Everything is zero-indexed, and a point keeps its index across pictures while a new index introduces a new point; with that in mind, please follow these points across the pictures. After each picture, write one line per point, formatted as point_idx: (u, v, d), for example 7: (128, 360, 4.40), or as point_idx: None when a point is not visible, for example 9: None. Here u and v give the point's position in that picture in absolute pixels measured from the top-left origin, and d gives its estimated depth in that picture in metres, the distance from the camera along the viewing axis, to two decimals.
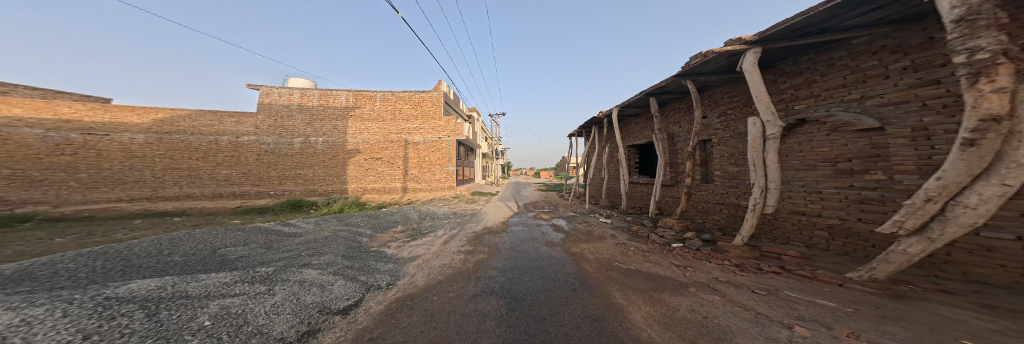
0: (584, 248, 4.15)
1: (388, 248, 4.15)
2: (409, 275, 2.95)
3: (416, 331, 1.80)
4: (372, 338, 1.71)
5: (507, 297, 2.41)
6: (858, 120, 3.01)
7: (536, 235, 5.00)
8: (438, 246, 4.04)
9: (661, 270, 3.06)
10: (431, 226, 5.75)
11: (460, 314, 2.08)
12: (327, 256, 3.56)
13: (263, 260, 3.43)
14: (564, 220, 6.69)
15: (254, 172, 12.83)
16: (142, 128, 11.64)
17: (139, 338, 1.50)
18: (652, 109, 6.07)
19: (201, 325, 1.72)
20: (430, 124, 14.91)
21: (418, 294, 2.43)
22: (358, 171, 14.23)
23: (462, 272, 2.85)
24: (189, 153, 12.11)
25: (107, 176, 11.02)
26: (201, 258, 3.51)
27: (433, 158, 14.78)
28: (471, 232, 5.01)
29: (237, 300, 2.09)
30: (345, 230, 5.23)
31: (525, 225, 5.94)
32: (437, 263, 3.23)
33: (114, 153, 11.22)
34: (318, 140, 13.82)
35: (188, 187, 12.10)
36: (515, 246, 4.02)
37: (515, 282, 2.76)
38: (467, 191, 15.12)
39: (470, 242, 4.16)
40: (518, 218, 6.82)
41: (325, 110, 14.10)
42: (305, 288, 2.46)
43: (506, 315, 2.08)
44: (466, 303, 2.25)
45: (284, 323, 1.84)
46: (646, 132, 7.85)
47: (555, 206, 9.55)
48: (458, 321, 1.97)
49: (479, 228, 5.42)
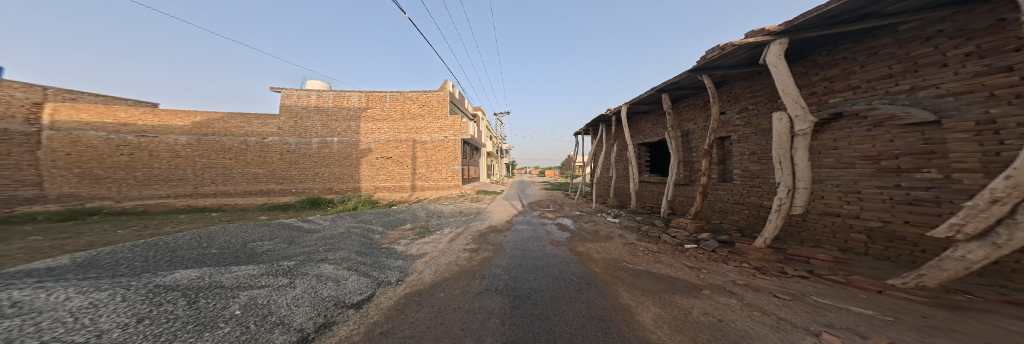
0: (590, 248, 4.12)
1: (397, 245, 4.28)
2: (417, 272, 3.03)
3: (423, 326, 1.87)
4: (383, 332, 1.78)
5: (511, 295, 2.45)
6: (907, 113, 2.76)
7: (542, 234, 5.00)
8: (444, 244, 4.12)
9: (678, 272, 2.98)
10: (438, 224, 5.87)
11: (465, 311, 2.13)
12: (342, 251, 3.73)
13: (285, 254, 3.63)
14: (569, 219, 6.62)
15: (278, 171, 13.54)
16: (184, 130, 12.48)
17: (181, 323, 1.65)
18: (665, 105, 5.91)
19: (232, 313, 1.85)
20: (437, 123, 15.15)
21: (425, 291, 2.51)
22: (370, 170, 14.64)
23: (467, 270, 2.91)
24: (224, 153, 12.90)
25: (158, 174, 12.01)
26: (233, 251, 3.77)
27: (440, 157, 15.02)
28: (476, 231, 5.07)
29: (263, 292, 2.23)
30: (358, 227, 5.43)
31: (533, 224, 5.93)
32: (444, 261, 3.30)
33: (162, 153, 12.18)
34: (334, 140, 14.34)
35: (223, 184, 12.83)
36: (519, 245, 4.03)
37: (520, 281, 2.78)
38: (473, 190, 15.33)
39: (475, 241, 4.21)
40: (523, 216, 6.83)
41: (339, 111, 14.60)
42: (322, 282, 2.59)
43: (509, 314, 2.12)
44: (471, 301, 2.30)
45: (302, 314, 1.95)
46: (657, 129, 7.66)
47: (562, 205, 9.47)
48: (464, 318, 2.02)
49: (484, 227, 5.51)
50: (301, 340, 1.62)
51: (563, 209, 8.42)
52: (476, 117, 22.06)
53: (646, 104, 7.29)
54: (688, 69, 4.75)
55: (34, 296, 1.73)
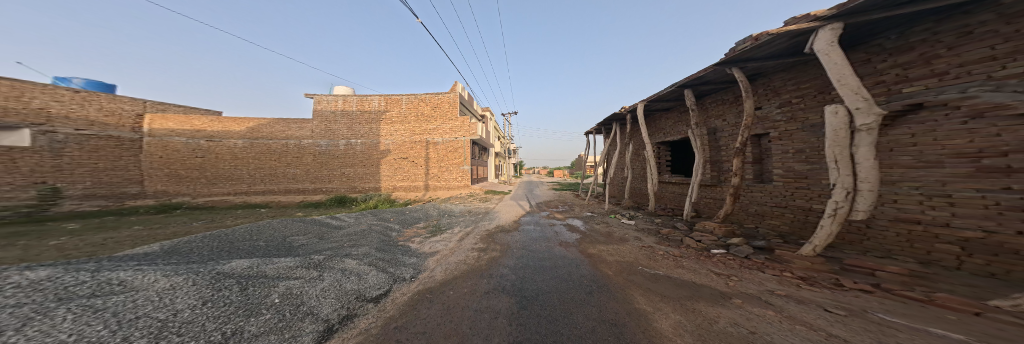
0: (602, 250, 4.03)
1: (411, 243, 4.47)
2: (429, 270, 3.16)
3: (434, 323, 1.96)
4: (397, 326, 1.88)
5: (518, 295, 2.48)
6: (1020, 101, 2.14)
7: (549, 235, 4.97)
8: (454, 243, 4.25)
9: (705, 279, 2.83)
10: (448, 224, 6.03)
11: (473, 310, 2.19)
12: (364, 247, 3.98)
13: (317, 248, 3.97)
14: (579, 220, 6.54)
15: (311, 171, 14.62)
16: (240, 135, 13.87)
17: (233, 308, 1.87)
18: (688, 101, 5.61)
19: (273, 301, 2.06)
20: (448, 124, 15.50)
21: (435, 289, 2.60)
22: (389, 170, 15.30)
23: (474, 269, 2.98)
24: (270, 155, 14.18)
25: (222, 173, 13.69)
26: (275, 243, 4.19)
27: (450, 157, 15.39)
28: (484, 230, 5.16)
29: (297, 283, 2.45)
30: (377, 224, 5.73)
31: (544, 225, 5.87)
32: (454, 259, 3.41)
33: (223, 155, 13.81)
34: (357, 142, 15.16)
35: (269, 183, 14.20)
36: (526, 245, 4.05)
37: (527, 282, 2.79)
38: (482, 190, 15.52)
39: (483, 240, 4.28)
40: (530, 217, 6.80)
41: (363, 114, 15.42)
42: (346, 276, 2.78)
43: (516, 314, 2.15)
44: (478, 300, 2.36)
45: (328, 305, 2.12)
46: (679, 127, 7.29)
47: (574, 206, 9.27)
48: (472, 317, 2.09)
49: (492, 226, 5.59)
50: (327, 330, 1.77)
51: (574, 210, 8.29)
52: (485, 117, 22.27)
53: (666, 101, 6.96)
54: (715, 63, 4.47)
55: (129, 277, 2.09)
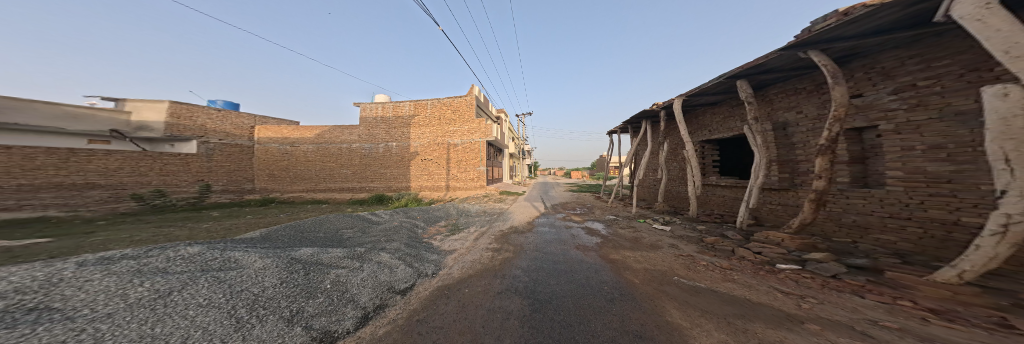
0: (627, 257, 3.78)
1: (433, 240, 4.71)
2: (448, 267, 3.30)
3: (450, 319, 2.04)
4: (419, 319, 2.01)
5: (531, 297, 2.46)
6: None
7: (565, 237, 4.83)
8: (470, 242, 4.37)
9: (768, 299, 2.32)
10: (465, 223, 6.27)
11: (486, 309, 2.22)
12: (395, 242, 4.32)
13: (362, 240, 4.47)
14: (601, 224, 6.22)
15: (359, 171, 16.28)
16: (310, 140, 16.30)
17: (297, 290, 2.22)
18: (744, 94, 4.99)
19: (325, 286, 2.37)
20: (465, 126, 16.07)
21: (453, 286, 2.70)
22: (417, 170, 16.28)
23: (489, 268, 3.02)
24: (330, 158, 16.31)
25: (296, 174, 16.19)
26: (328, 234, 4.82)
27: (467, 158, 15.91)
28: (498, 231, 5.20)
29: (344, 271, 2.78)
30: (406, 221, 6.16)
31: (568, 229, 5.67)
32: (469, 258, 3.50)
33: (302, 155, 16.32)
34: (393, 145, 16.44)
35: (330, 182, 16.29)
36: (541, 247, 4.00)
37: (540, 284, 2.76)
38: (497, 190, 15.79)
39: (498, 241, 4.33)
40: (546, 218, 6.73)
41: (395, 120, 16.66)
42: (382, 268, 3.05)
43: (529, 316, 2.14)
44: (492, 300, 2.39)
45: (366, 294, 2.36)
46: (730, 123, 6.47)
47: (596, 208, 8.84)
48: (485, 316, 2.12)
49: (505, 227, 5.60)
50: (364, 317, 1.97)
51: (597, 212, 7.91)
52: (500, 119, 22.51)
53: (712, 94, 6.20)
54: (784, 47, 3.79)
55: (240, 257, 2.75)
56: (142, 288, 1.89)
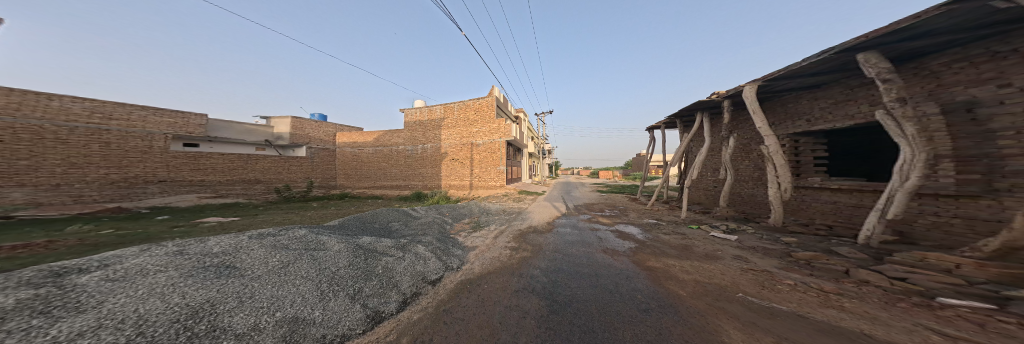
0: (668, 265, 3.42)
1: (458, 236, 4.97)
2: (470, 262, 3.44)
3: (471, 311, 2.14)
4: (446, 308, 2.15)
5: (549, 299, 2.43)
6: None
7: (591, 240, 4.66)
8: (490, 240, 4.48)
9: (918, 342, 1.46)
10: (487, 221, 6.45)
11: (503, 306, 2.25)
12: (428, 236, 4.65)
13: (406, 233, 4.95)
14: (636, 228, 5.75)
15: (404, 171, 17.85)
16: (370, 144, 18.27)
17: (360, 271, 2.62)
18: (866, 71, 3.70)
19: (380, 269, 2.74)
20: (487, 127, 16.43)
21: (474, 280, 2.81)
22: (447, 169, 17.23)
23: (507, 267, 3.06)
24: (384, 159, 18.22)
25: (358, 174, 18.28)
26: (377, 225, 5.45)
27: (487, 158, 16.33)
28: (516, 230, 5.24)
29: (394, 257, 3.15)
30: (436, 218, 6.57)
31: (603, 232, 5.35)
32: (488, 255, 3.59)
33: (367, 157, 18.30)
34: (427, 146, 17.69)
35: (386, 180, 18.13)
36: (560, 248, 3.91)
37: (559, 286, 2.71)
38: (516, 190, 15.81)
39: (516, 239, 4.36)
40: (568, 219, 6.51)
41: (427, 123, 17.88)
42: (422, 257, 3.34)
43: (546, 317, 2.13)
44: (508, 297, 2.41)
45: (406, 280, 2.60)
46: (848, 109, 4.77)
47: (631, 211, 8.19)
48: (501, 312, 2.16)
49: (524, 226, 5.62)
50: (404, 301, 2.19)
51: (634, 216, 7.31)
52: (520, 119, 22.48)
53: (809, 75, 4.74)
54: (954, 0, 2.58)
55: (326, 238, 3.41)
56: (271, 259, 2.58)
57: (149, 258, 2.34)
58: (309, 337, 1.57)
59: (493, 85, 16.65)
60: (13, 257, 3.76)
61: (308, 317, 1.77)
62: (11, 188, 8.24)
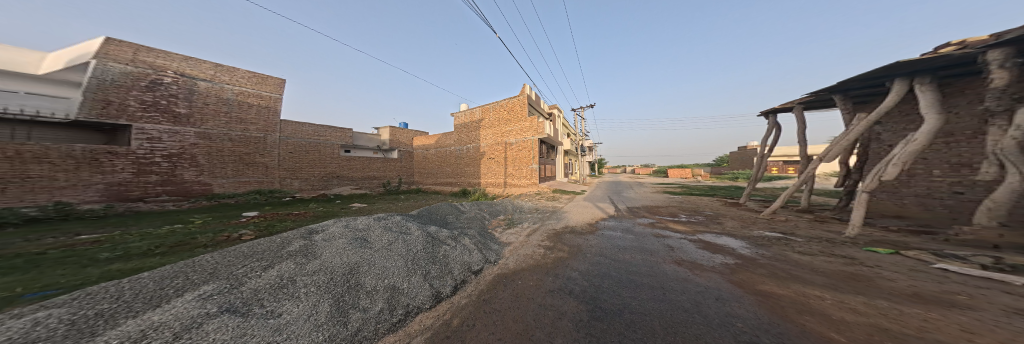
0: (774, 289, 2.59)
1: (495, 232, 5.19)
2: (505, 258, 3.54)
3: (505, 305, 2.09)
4: (485, 299, 2.22)
5: (591, 304, 2.28)
6: None
7: (657, 251, 3.98)
8: (523, 237, 4.53)
9: None
10: (519, 218, 6.55)
11: (537, 304, 2.12)
12: (471, 231, 5.04)
13: (456, 226, 5.46)
14: (736, 241, 4.56)
15: (460, 169, 19.15)
16: (434, 145, 20.19)
17: (429, 254, 3.09)
18: None
19: (443, 255, 3.17)
20: (519, 125, 16.53)
21: (507, 276, 2.79)
22: (486, 168, 18.02)
23: (542, 266, 2.93)
24: (442, 159, 19.91)
25: (427, 172, 20.43)
26: (433, 215, 6.19)
27: (520, 156, 16.40)
28: (551, 229, 5.11)
29: (452, 246, 3.53)
30: (477, 214, 6.97)
31: (687, 243, 4.52)
32: (522, 253, 3.63)
33: (434, 159, 20.26)
34: (469, 147, 18.89)
35: (447, 177, 19.65)
36: (605, 251, 3.47)
37: (606, 292, 2.52)
38: (550, 190, 15.41)
39: (551, 239, 4.26)
40: (618, 222, 5.90)
41: (469, 124, 19.07)
42: (471, 248, 3.62)
43: (586, 323, 2.01)
44: (543, 295, 2.26)
45: (455, 269, 2.89)
46: None
47: (727, 218, 6.63)
48: (536, 311, 2.04)
49: (559, 226, 5.43)
50: (456, 287, 2.47)
51: (731, 225, 5.90)
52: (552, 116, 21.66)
53: None
54: None
55: (411, 223, 4.19)
56: (381, 235, 3.38)
57: (326, 227, 3.55)
58: (400, 303, 2.02)
59: (524, 84, 16.58)
60: (220, 222, 5.96)
61: (399, 288, 2.24)
62: (295, 180, 13.63)
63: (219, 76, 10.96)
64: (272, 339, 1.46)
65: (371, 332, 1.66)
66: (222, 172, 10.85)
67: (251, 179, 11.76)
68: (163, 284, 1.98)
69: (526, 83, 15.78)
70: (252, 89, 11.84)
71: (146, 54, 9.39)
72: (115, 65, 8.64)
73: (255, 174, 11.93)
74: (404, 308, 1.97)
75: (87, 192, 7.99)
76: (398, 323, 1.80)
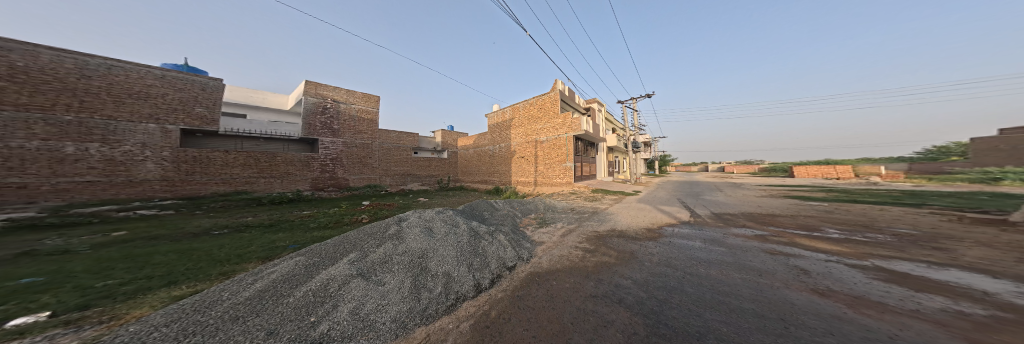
0: None
1: (527, 230, 5.01)
2: (538, 257, 3.42)
3: (540, 303, 2.06)
4: (519, 295, 2.24)
5: (649, 316, 1.91)
6: None
7: (771, 272, 2.81)
8: (558, 237, 4.28)
9: None
10: (552, 218, 6.13)
11: (577, 309, 1.97)
12: (505, 226, 5.03)
13: (492, 219, 5.57)
14: (963, 280, 2.63)
15: (495, 168, 18.60)
16: (474, 145, 20.32)
17: (471, 247, 3.37)
18: None
19: (482, 250, 3.38)
20: (551, 123, 15.23)
21: (542, 274, 2.67)
22: (517, 168, 17.16)
23: (581, 268, 2.68)
24: (477, 160, 20.04)
25: (466, 172, 20.86)
26: (473, 208, 6.51)
27: (552, 155, 15.12)
28: (591, 231, 4.58)
29: (490, 241, 3.69)
30: (509, 209, 6.78)
31: (848, 272, 2.96)
32: (556, 253, 3.41)
33: (471, 162, 20.52)
34: (499, 147, 18.44)
35: (482, 176, 19.61)
36: (671, 261, 2.79)
37: (671, 306, 2.04)
38: (588, 189, 13.78)
39: (591, 241, 3.81)
40: (697, 230, 4.51)
41: (500, 124, 18.46)
42: (507, 245, 3.66)
43: (640, 334, 1.69)
44: (584, 301, 2.06)
45: (491, 263, 3.05)
46: None
47: (964, 246, 3.80)
48: (574, 315, 1.90)
49: (604, 229, 4.75)
50: (492, 281, 2.63)
51: (975, 257, 3.35)
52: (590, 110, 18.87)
53: None
54: None
55: (463, 218, 4.62)
56: (443, 226, 3.94)
57: (410, 215, 4.49)
58: (450, 290, 2.35)
59: (556, 80, 15.05)
60: (302, 212, 7.82)
61: (450, 276, 2.60)
62: (388, 177, 17.04)
63: (349, 98, 15.38)
64: (380, 302, 2.09)
65: (432, 311, 2.04)
66: (359, 169, 15.54)
67: (372, 176, 16.22)
68: (331, 248, 3.15)
69: (557, 79, 14.36)
70: (371, 107, 16.33)
71: (321, 87, 14.45)
72: (308, 98, 13.84)
73: (373, 173, 16.22)
74: (453, 295, 2.28)
75: (305, 183, 13.50)
76: (449, 307, 2.11)
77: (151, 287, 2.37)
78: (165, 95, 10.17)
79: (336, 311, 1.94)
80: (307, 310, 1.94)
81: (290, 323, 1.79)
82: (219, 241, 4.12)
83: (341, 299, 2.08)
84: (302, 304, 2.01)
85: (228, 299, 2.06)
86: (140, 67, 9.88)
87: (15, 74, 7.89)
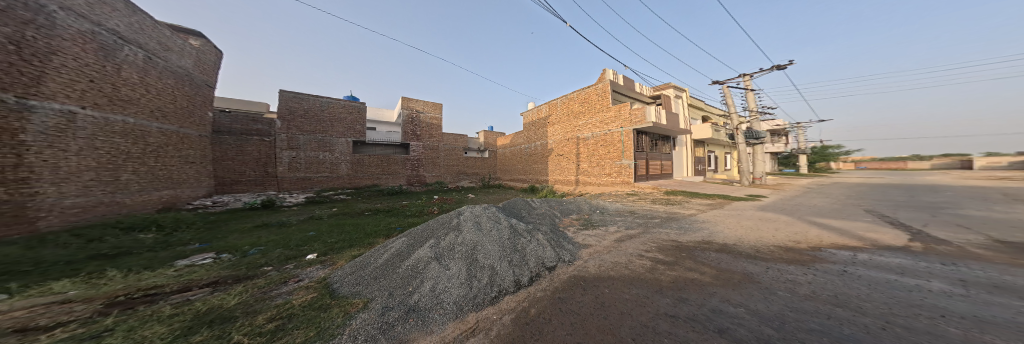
0: None
1: (568, 230, 4.48)
2: (582, 260, 2.99)
3: (589, 311, 1.74)
4: (561, 297, 2.01)
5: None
6: None
7: None
8: (612, 242, 3.54)
9: None
10: (600, 220, 5.19)
11: (641, 326, 1.49)
12: (546, 225, 4.69)
13: (531, 216, 5.39)
14: None
15: (536, 165, 18.10)
16: (515, 144, 20.62)
17: (512, 244, 3.38)
18: None
19: (522, 248, 3.33)
20: (599, 117, 13.62)
21: (589, 279, 2.28)
22: (555, 166, 16.30)
23: (648, 282, 2.06)
24: (516, 159, 20.38)
25: (506, 170, 21.80)
26: (514, 202, 6.47)
27: (604, 152, 13.39)
28: (665, 239, 3.46)
29: (530, 240, 3.56)
30: (545, 207, 6.35)
31: None
32: (609, 258, 2.82)
33: (511, 160, 21.07)
34: (538, 144, 17.96)
35: (521, 174, 19.76)
36: (844, 299, 1.61)
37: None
38: (657, 189, 11.15)
39: (667, 251, 2.87)
40: (912, 261, 2.43)
41: (536, 122, 18.10)
42: (546, 245, 3.42)
43: None
44: (653, 320, 1.53)
45: (531, 262, 2.96)
46: None
47: None
48: (638, 331, 1.45)
49: (686, 238, 3.45)
50: (530, 279, 2.56)
51: None
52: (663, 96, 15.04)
53: None
54: None
55: (508, 217, 4.71)
56: (491, 222, 4.17)
57: (469, 209, 5.06)
58: (494, 283, 2.47)
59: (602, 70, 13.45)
60: (401, 203, 10.85)
61: (493, 269, 2.74)
62: (451, 177, 20.48)
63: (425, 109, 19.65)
64: (447, 285, 2.49)
65: (481, 300, 2.20)
66: (433, 166, 19.60)
67: (441, 175, 19.95)
68: (419, 233, 4.10)
69: (603, 70, 13.12)
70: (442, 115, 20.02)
71: (413, 102, 19.16)
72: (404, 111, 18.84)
73: (443, 173, 20.02)
74: (497, 288, 2.38)
75: (403, 179, 18.35)
76: (492, 299, 2.21)
77: (339, 247, 4.04)
78: (346, 118, 16.78)
79: (422, 286, 2.50)
80: (407, 281, 2.63)
81: (398, 289, 2.50)
82: (360, 220, 6.43)
83: (423, 277, 2.67)
84: (405, 276, 2.75)
85: (370, 264, 3.15)
86: (337, 102, 16.73)
87: (308, 114, 15.73)
